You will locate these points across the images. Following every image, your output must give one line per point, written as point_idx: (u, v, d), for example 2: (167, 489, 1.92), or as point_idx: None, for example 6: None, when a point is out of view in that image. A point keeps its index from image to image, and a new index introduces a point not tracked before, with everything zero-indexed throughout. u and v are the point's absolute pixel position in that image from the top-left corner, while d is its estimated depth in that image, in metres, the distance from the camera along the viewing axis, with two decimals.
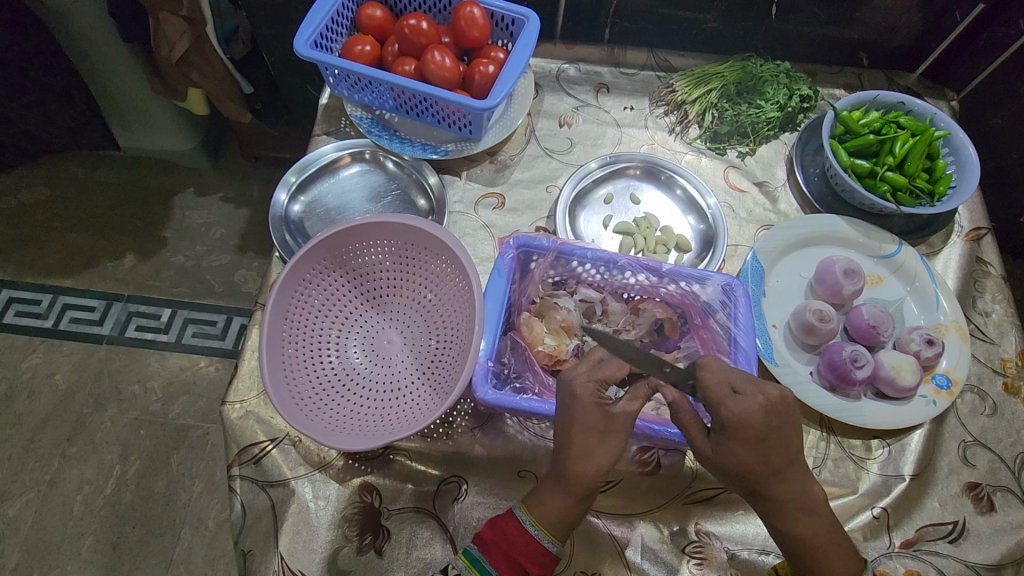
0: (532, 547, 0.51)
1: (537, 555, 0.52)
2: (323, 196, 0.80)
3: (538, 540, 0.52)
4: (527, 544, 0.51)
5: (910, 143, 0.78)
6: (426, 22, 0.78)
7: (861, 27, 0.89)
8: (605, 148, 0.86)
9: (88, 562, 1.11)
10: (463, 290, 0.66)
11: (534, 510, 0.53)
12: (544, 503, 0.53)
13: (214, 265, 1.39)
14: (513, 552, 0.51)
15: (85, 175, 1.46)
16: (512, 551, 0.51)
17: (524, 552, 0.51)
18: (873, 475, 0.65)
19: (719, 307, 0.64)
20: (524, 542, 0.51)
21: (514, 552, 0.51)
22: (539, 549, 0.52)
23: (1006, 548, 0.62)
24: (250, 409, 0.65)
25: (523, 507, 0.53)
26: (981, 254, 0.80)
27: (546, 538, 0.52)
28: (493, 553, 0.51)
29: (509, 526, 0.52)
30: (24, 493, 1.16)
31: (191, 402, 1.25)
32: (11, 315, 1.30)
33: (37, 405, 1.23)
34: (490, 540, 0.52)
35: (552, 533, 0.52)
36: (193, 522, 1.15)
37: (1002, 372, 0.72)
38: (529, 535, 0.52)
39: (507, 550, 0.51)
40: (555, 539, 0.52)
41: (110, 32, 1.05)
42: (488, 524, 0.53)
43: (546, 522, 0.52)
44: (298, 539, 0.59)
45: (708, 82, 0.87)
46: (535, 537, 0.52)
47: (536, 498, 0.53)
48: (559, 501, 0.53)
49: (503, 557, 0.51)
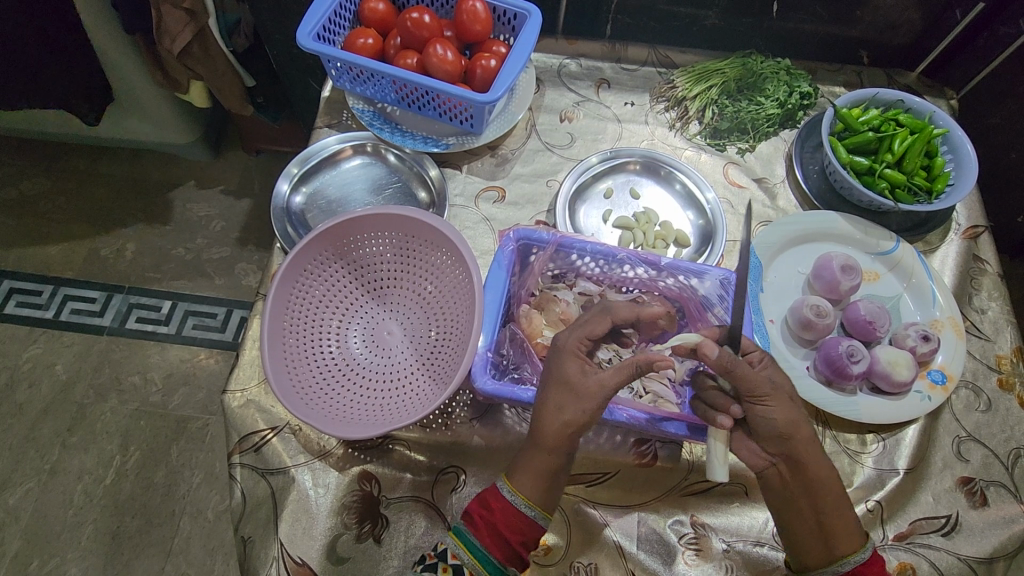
0: (514, 516, 0.52)
1: (518, 523, 0.52)
2: (325, 187, 0.80)
3: (517, 509, 0.52)
4: (508, 515, 0.52)
5: (908, 140, 0.78)
6: (428, 16, 0.79)
7: (862, 26, 0.89)
8: (606, 143, 0.87)
9: (88, 551, 1.12)
10: (463, 281, 0.66)
11: (514, 481, 0.53)
12: (524, 472, 0.53)
13: (215, 257, 1.39)
14: (496, 523, 0.51)
15: (87, 167, 1.46)
16: (494, 522, 0.51)
17: (505, 521, 0.51)
18: (868, 468, 0.66)
19: (717, 301, 0.66)
20: (504, 512, 0.52)
21: (499, 525, 0.51)
22: (521, 518, 0.52)
23: (998, 542, 0.63)
24: (251, 398, 0.66)
25: (504, 479, 0.53)
26: (978, 252, 0.80)
27: (524, 503, 0.52)
28: (477, 525, 0.51)
29: (491, 497, 0.52)
30: (24, 482, 1.16)
31: (192, 393, 1.26)
32: (13, 306, 1.30)
33: (37, 394, 1.24)
34: (474, 514, 0.52)
35: (531, 500, 0.52)
36: (192, 512, 1.16)
37: (997, 369, 0.72)
38: (509, 504, 0.52)
39: (491, 522, 0.51)
40: (533, 503, 0.52)
41: (112, 23, 1.05)
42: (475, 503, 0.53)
43: (527, 490, 0.52)
44: (298, 526, 0.60)
45: (708, 79, 0.88)
46: (513, 504, 0.52)
47: (518, 470, 0.54)
48: (541, 465, 0.53)
49: (488, 529, 0.51)
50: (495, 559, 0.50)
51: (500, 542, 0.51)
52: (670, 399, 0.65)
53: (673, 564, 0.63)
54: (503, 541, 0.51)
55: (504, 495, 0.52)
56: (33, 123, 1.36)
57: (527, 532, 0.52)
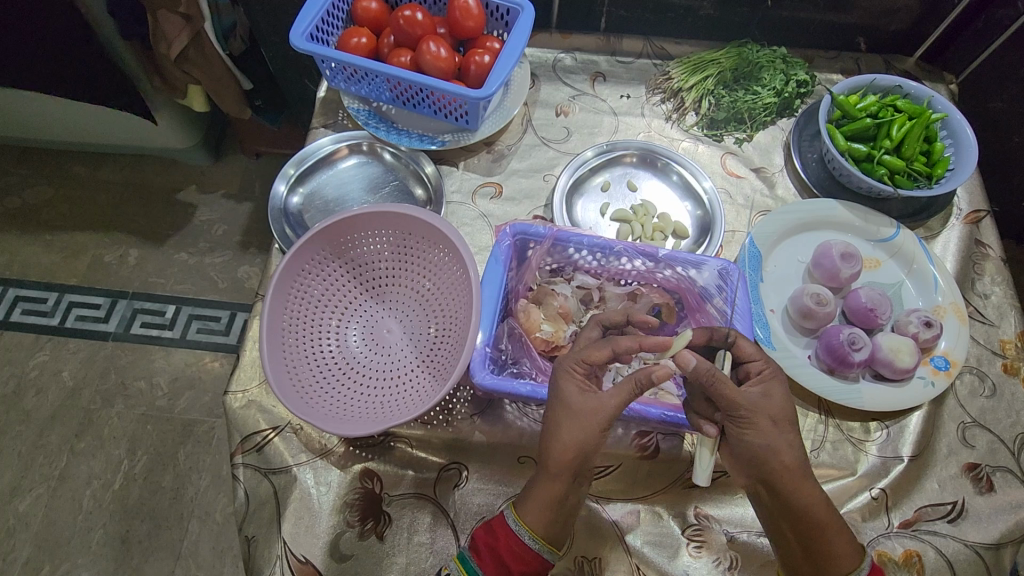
0: (518, 546, 0.52)
1: (522, 554, 0.52)
2: (322, 188, 0.80)
3: (521, 538, 0.52)
4: (511, 544, 0.52)
5: (907, 125, 0.78)
6: (421, 13, 0.79)
7: (858, 12, 0.88)
8: (602, 136, 0.86)
9: (99, 555, 1.13)
10: (461, 277, 0.66)
11: (519, 507, 0.53)
12: (529, 500, 0.53)
13: (217, 261, 1.40)
14: (498, 550, 0.52)
15: (89, 175, 1.47)
16: (497, 551, 0.52)
17: (507, 549, 0.52)
18: (872, 456, 0.66)
19: (716, 292, 0.65)
20: (507, 541, 0.52)
21: (501, 553, 0.52)
22: (523, 548, 0.52)
23: (1005, 528, 0.62)
24: (252, 398, 0.66)
25: (511, 504, 0.54)
26: (981, 237, 0.79)
27: (526, 533, 0.52)
28: (481, 553, 0.52)
29: (497, 525, 0.53)
30: (34, 488, 1.17)
31: (197, 397, 1.26)
32: (18, 314, 1.31)
33: (46, 401, 1.25)
34: (479, 540, 0.53)
35: (536, 531, 0.52)
36: (200, 515, 1.17)
37: (1001, 354, 0.72)
38: (514, 534, 0.52)
39: (494, 550, 0.52)
40: (537, 534, 0.52)
41: (109, 29, 1.05)
42: (482, 526, 0.54)
43: (532, 520, 0.52)
44: (300, 525, 0.60)
45: (705, 69, 0.87)
46: (516, 534, 0.52)
47: (525, 496, 0.54)
48: (547, 493, 0.53)
49: (491, 558, 0.52)
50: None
51: (501, 569, 0.52)
52: (671, 391, 0.65)
53: (678, 556, 0.63)
54: (504, 569, 0.52)
55: (508, 522, 0.53)
56: (34, 131, 1.37)
57: (530, 562, 0.52)
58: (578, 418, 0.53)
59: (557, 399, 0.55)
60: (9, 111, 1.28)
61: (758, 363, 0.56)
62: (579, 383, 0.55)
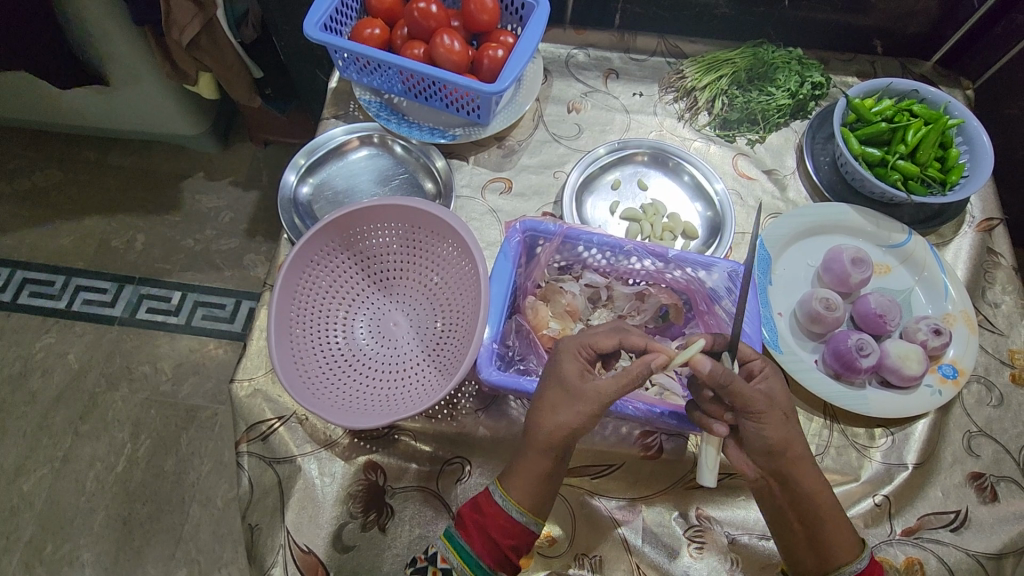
0: (505, 520, 0.52)
1: (510, 527, 0.52)
2: (332, 178, 0.80)
3: (510, 514, 0.52)
4: (499, 519, 0.52)
5: (923, 130, 0.77)
6: (435, 5, 0.78)
7: (876, 14, 0.88)
8: (614, 134, 0.86)
9: (101, 536, 1.13)
10: (469, 273, 0.66)
11: (506, 485, 0.53)
12: (516, 476, 0.53)
13: (224, 248, 1.40)
14: (485, 524, 0.52)
15: (98, 158, 1.48)
16: (485, 527, 0.51)
17: (496, 524, 0.51)
18: (876, 463, 0.66)
19: (725, 293, 0.65)
20: (495, 516, 0.52)
21: (487, 526, 0.51)
22: (511, 522, 0.51)
23: (1007, 538, 0.62)
24: (258, 387, 0.66)
25: (496, 482, 0.53)
26: (992, 246, 0.79)
27: (516, 509, 0.52)
28: (467, 528, 0.52)
29: (483, 501, 0.53)
30: (37, 469, 1.18)
31: (201, 382, 1.27)
32: (25, 295, 1.32)
33: (50, 382, 1.25)
34: (465, 516, 0.52)
35: (525, 505, 0.52)
36: (201, 500, 1.17)
37: (1009, 364, 0.71)
38: (502, 510, 0.52)
39: (481, 524, 0.52)
40: (526, 509, 0.52)
41: (120, 15, 1.05)
42: (467, 501, 0.54)
43: (521, 498, 0.52)
44: (303, 515, 0.60)
45: (719, 68, 0.87)
46: (505, 509, 0.52)
47: (510, 471, 0.53)
48: (534, 471, 0.52)
49: (478, 532, 0.51)
50: (485, 566, 0.50)
51: (488, 543, 0.51)
52: (676, 391, 0.65)
53: (679, 556, 0.63)
54: (492, 545, 0.51)
55: (496, 499, 0.52)
56: (44, 114, 1.37)
57: (519, 536, 0.52)
58: (591, 418, 0.52)
59: (564, 394, 0.53)
60: (19, 94, 1.29)
61: (759, 363, 0.55)
62: (593, 381, 0.53)
